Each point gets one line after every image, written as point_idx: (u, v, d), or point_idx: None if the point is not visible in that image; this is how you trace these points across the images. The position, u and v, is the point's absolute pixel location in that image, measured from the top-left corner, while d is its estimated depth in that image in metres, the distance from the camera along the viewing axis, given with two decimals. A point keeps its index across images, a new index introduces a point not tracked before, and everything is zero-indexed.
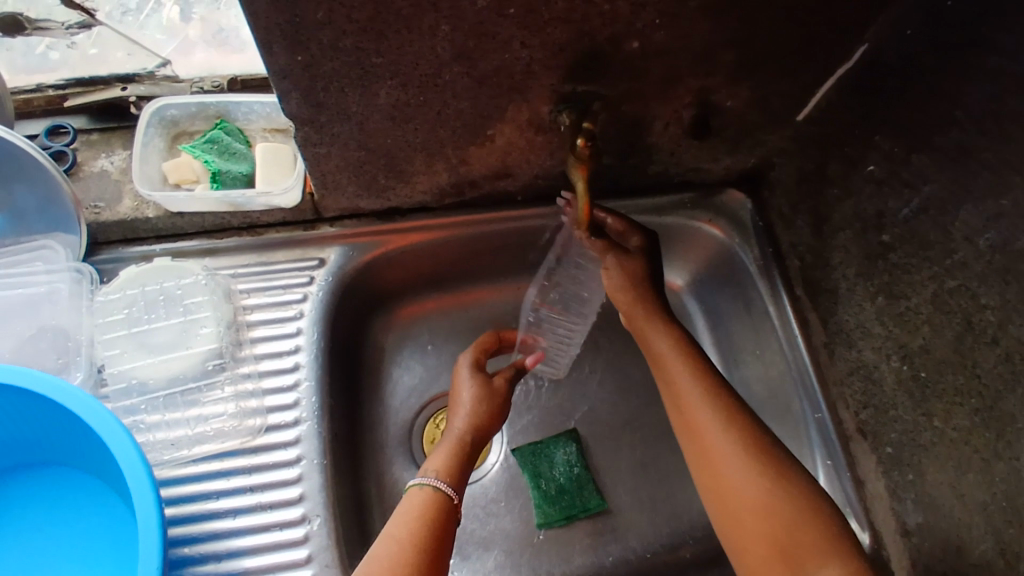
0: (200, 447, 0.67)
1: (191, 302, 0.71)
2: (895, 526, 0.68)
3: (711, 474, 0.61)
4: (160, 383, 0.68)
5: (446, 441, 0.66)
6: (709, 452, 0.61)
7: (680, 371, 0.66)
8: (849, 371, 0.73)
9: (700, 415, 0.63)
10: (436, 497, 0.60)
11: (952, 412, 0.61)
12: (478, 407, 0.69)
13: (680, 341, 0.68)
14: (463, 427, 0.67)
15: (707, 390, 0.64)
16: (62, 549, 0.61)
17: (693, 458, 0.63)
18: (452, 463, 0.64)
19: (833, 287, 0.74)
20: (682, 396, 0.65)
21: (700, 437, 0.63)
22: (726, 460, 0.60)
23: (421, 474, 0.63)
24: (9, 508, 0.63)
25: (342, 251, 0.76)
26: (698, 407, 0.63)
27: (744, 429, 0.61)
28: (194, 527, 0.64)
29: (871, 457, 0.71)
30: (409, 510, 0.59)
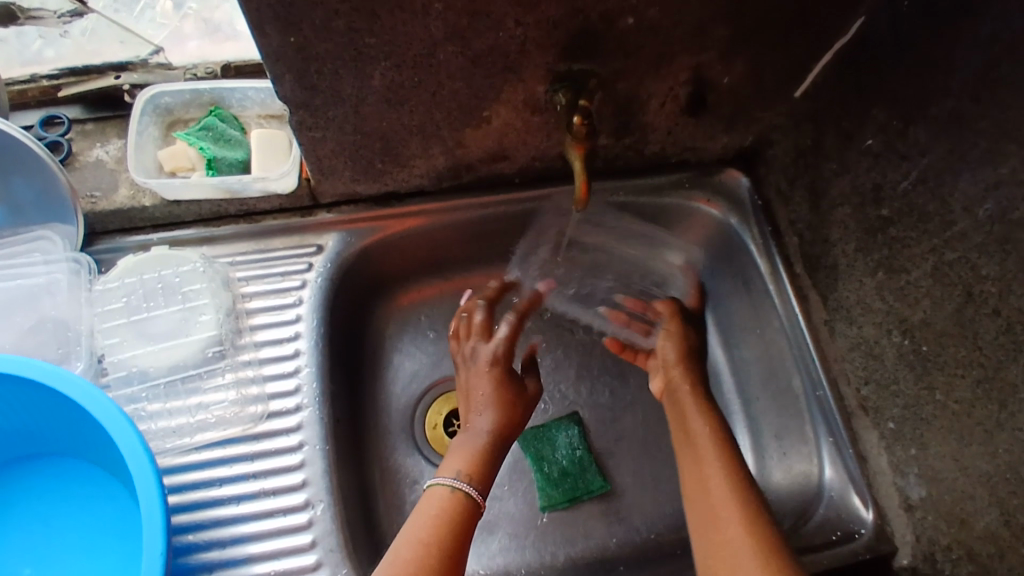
0: (202, 435, 0.67)
1: (190, 290, 0.70)
2: (899, 500, 0.68)
3: (720, 561, 0.55)
4: (160, 370, 0.68)
5: (471, 439, 0.65)
6: (721, 538, 0.56)
7: (709, 454, 0.63)
8: (849, 347, 0.73)
9: (722, 498, 0.59)
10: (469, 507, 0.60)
11: (954, 385, 0.61)
12: (507, 407, 0.68)
13: (716, 426, 0.65)
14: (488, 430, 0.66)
15: (732, 473, 0.61)
16: (67, 538, 0.61)
17: (700, 544, 0.57)
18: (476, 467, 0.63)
19: (832, 263, 0.73)
20: (706, 479, 0.61)
21: (716, 521, 0.57)
22: (739, 547, 0.54)
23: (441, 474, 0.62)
24: (14, 501, 0.63)
25: (339, 237, 0.76)
26: (720, 491, 0.59)
27: (762, 516, 0.56)
28: (199, 515, 0.65)
29: (874, 432, 0.71)
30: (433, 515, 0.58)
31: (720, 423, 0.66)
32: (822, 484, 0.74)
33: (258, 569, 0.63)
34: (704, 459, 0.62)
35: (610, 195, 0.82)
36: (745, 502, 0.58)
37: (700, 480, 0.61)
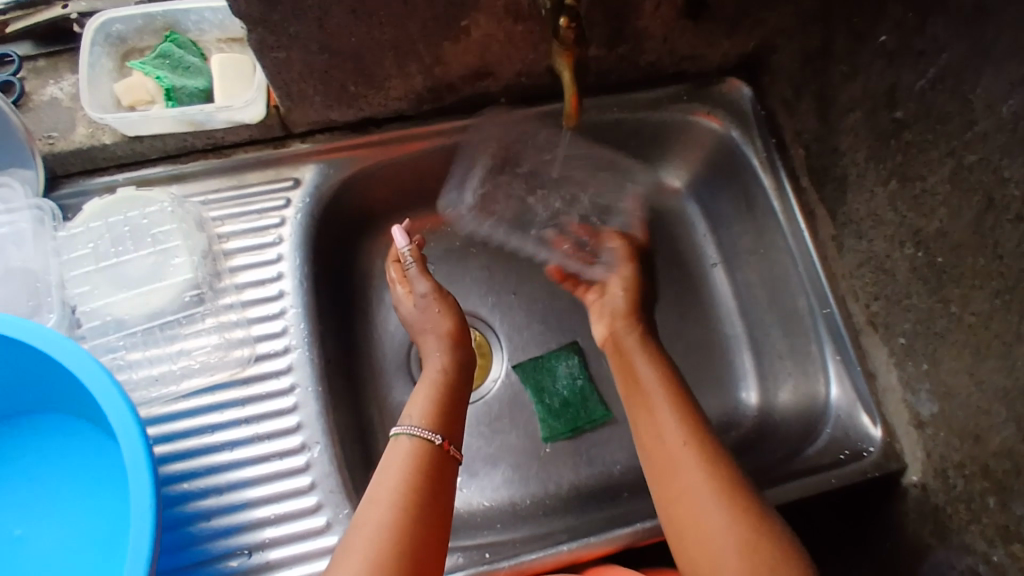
0: (188, 382, 0.65)
1: (160, 232, 0.67)
2: (909, 417, 0.67)
3: (681, 509, 0.55)
4: (137, 317, 0.65)
5: (427, 375, 0.65)
6: (683, 485, 0.56)
7: (659, 404, 0.62)
8: (859, 262, 0.69)
9: (676, 446, 0.58)
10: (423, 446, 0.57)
11: (971, 296, 0.57)
12: (443, 336, 0.68)
13: (665, 373, 0.64)
14: (436, 362, 0.66)
15: (687, 423, 0.59)
16: (60, 492, 0.60)
17: (659, 493, 0.57)
18: (430, 405, 0.61)
19: (841, 175, 0.69)
20: (660, 429, 0.60)
21: (673, 470, 0.57)
22: (699, 492, 0.54)
23: (402, 423, 0.60)
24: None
25: (317, 169, 0.71)
26: (674, 440, 0.58)
27: (720, 456, 0.57)
28: (192, 463, 0.63)
29: (883, 349, 0.68)
30: (392, 474, 0.55)
31: (669, 369, 0.65)
32: (829, 404, 0.72)
33: (259, 513, 0.62)
34: (654, 408, 0.61)
35: (603, 112, 0.76)
36: (700, 446, 0.57)
37: (653, 429, 0.60)
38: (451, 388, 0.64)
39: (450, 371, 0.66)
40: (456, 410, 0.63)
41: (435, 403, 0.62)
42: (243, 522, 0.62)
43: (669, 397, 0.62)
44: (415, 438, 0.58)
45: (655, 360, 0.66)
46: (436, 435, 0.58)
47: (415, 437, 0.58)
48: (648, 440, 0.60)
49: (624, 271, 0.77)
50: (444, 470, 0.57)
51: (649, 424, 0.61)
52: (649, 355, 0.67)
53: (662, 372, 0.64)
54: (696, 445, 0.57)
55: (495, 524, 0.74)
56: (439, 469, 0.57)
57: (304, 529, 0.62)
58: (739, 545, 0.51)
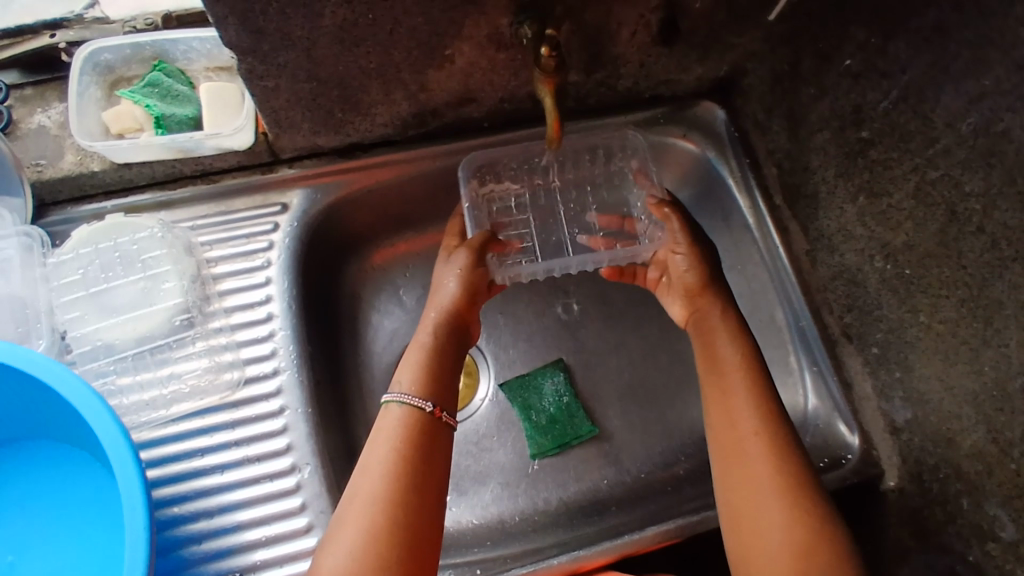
0: (178, 406, 0.65)
1: (150, 257, 0.67)
2: (885, 424, 0.69)
3: (743, 498, 0.58)
4: (127, 342, 0.65)
5: (420, 337, 0.63)
6: (745, 473, 0.59)
7: (734, 388, 0.63)
8: (832, 276, 0.72)
9: (746, 434, 0.60)
10: (410, 416, 0.57)
11: (938, 305, 0.60)
12: (446, 298, 0.66)
13: (746, 356, 0.64)
14: (429, 324, 0.64)
15: (762, 409, 0.61)
16: (49, 520, 0.59)
17: (723, 475, 0.60)
18: (419, 371, 0.60)
19: (812, 191, 0.72)
20: (733, 414, 0.62)
21: (742, 457, 0.59)
22: (762, 486, 0.57)
23: (393, 386, 0.59)
24: None
25: (303, 193, 0.73)
26: (746, 426, 0.60)
27: (790, 453, 0.59)
28: (183, 487, 0.63)
29: (858, 359, 0.71)
30: (381, 446, 0.55)
31: (751, 352, 0.65)
32: (808, 412, 0.75)
33: (249, 535, 0.62)
34: (732, 391, 0.63)
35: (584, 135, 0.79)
36: (771, 439, 0.59)
37: (727, 413, 0.62)
38: (443, 356, 0.62)
39: (442, 334, 0.63)
40: (448, 382, 0.61)
41: (425, 366, 0.60)
42: (234, 544, 0.62)
43: (749, 381, 0.63)
44: (405, 406, 0.57)
45: (738, 340, 0.66)
46: (426, 402, 0.57)
47: (404, 404, 0.57)
48: (721, 424, 0.62)
49: (678, 246, 0.70)
50: (435, 435, 0.57)
51: (723, 408, 0.63)
52: (732, 333, 0.66)
53: (744, 354, 0.65)
54: (769, 437, 0.59)
55: (486, 541, 0.75)
56: (429, 439, 0.57)
57: (295, 550, 0.62)
58: (790, 544, 0.54)
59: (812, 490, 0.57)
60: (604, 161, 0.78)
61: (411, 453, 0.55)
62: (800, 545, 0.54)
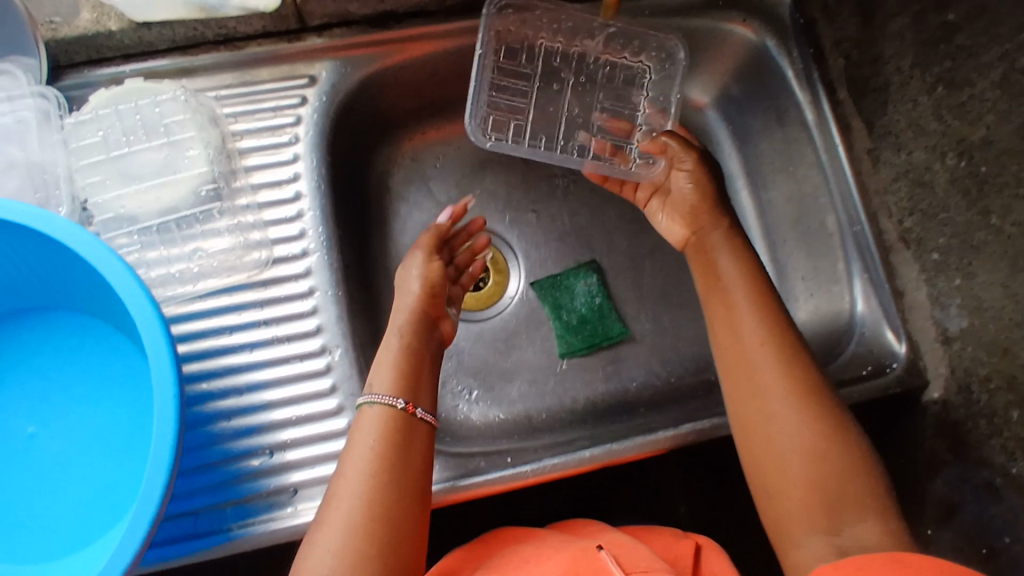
0: (204, 282, 0.63)
1: (172, 122, 0.64)
2: (935, 333, 0.66)
3: (755, 413, 0.54)
4: (151, 211, 0.63)
5: (387, 340, 0.59)
6: (755, 385, 0.55)
7: (738, 299, 0.59)
8: (895, 177, 0.67)
9: (753, 345, 0.56)
10: (384, 418, 0.54)
11: (1013, 206, 0.56)
12: (413, 297, 0.62)
13: (749, 271, 0.61)
14: (398, 325, 0.60)
15: (771, 321, 0.57)
16: (79, 390, 0.59)
17: (731, 393, 0.57)
18: (391, 375, 0.56)
19: (882, 84, 0.66)
20: (739, 327, 0.58)
21: (749, 368, 0.56)
22: (773, 392, 0.54)
23: (367, 394, 0.56)
24: (17, 354, 0.59)
25: (332, 66, 0.68)
26: (752, 336, 0.57)
27: (799, 354, 0.55)
28: (211, 364, 0.62)
29: (914, 266, 0.67)
30: (362, 448, 0.52)
31: (752, 266, 0.61)
32: (855, 318, 0.72)
33: (278, 414, 0.62)
34: (734, 306, 0.59)
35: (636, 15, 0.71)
36: (780, 348, 0.56)
37: (729, 325, 0.58)
38: (415, 359, 0.58)
39: (411, 335, 0.59)
40: (426, 379, 0.58)
41: (396, 369, 0.57)
42: (262, 423, 0.61)
43: (754, 294, 0.59)
44: (378, 406, 0.54)
45: (739, 253, 0.62)
46: (397, 399, 0.54)
47: (378, 405, 0.54)
48: (724, 338, 0.58)
49: (684, 164, 0.67)
50: (413, 427, 0.54)
51: (727, 321, 0.59)
52: (734, 247, 0.63)
53: (747, 268, 0.61)
54: (780, 344, 0.56)
55: (512, 435, 0.75)
56: (407, 431, 0.54)
57: (325, 430, 0.62)
58: (812, 465, 0.50)
59: (828, 399, 0.54)
60: (637, 53, 0.72)
61: (386, 448, 0.52)
62: (830, 471, 0.50)
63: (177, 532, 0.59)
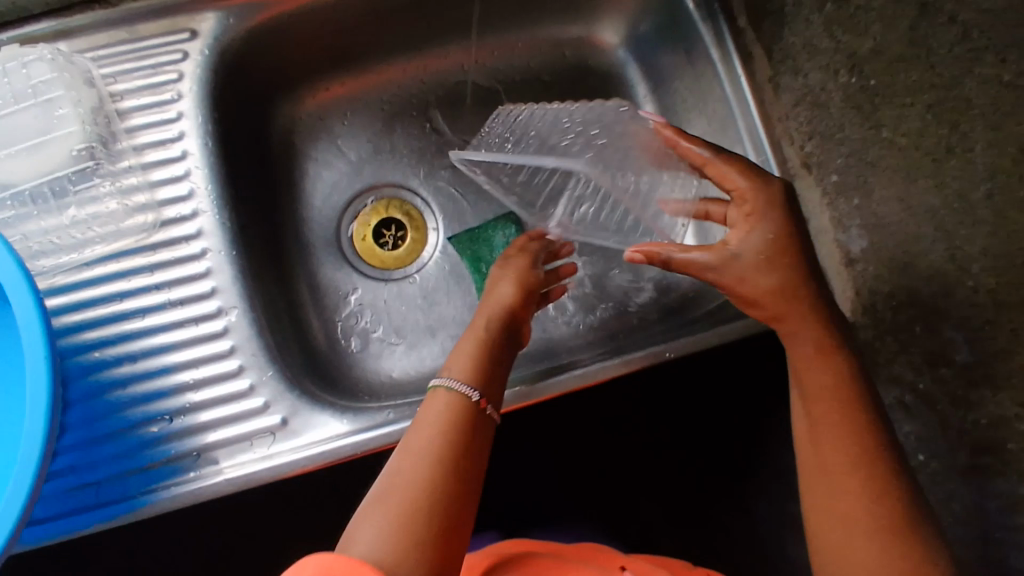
0: (90, 250, 0.61)
1: (40, 83, 0.59)
2: (841, 256, 0.66)
3: (835, 537, 0.49)
4: (24, 176, 0.58)
5: (467, 339, 0.60)
6: (837, 507, 0.49)
7: (827, 414, 0.51)
8: (795, 101, 0.66)
9: (835, 465, 0.50)
10: (454, 399, 0.53)
11: (903, 116, 0.55)
12: (504, 296, 0.64)
13: (836, 380, 0.52)
14: (484, 319, 0.62)
15: (864, 444, 0.50)
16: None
17: (812, 506, 0.52)
18: (470, 363, 0.57)
19: (777, 7, 0.65)
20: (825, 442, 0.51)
21: (832, 491, 0.50)
22: (855, 524, 0.48)
23: (441, 375, 0.56)
24: None
25: (216, 19, 0.65)
26: (835, 458, 0.50)
27: (890, 481, 0.49)
28: (104, 331, 0.60)
29: (817, 191, 0.67)
30: (428, 429, 0.51)
31: (846, 377, 0.52)
32: None
33: (182, 377, 0.60)
34: (816, 420, 0.52)
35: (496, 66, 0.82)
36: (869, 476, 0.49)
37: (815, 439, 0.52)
38: (494, 362, 0.59)
39: (495, 333, 0.61)
40: (498, 389, 0.58)
41: (475, 360, 0.58)
42: (162, 389, 0.60)
43: (843, 410, 0.51)
44: (453, 392, 0.54)
45: (832, 358, 0.53)
46: (473, 391, 0.54)
47: (452, 390, 0.54)
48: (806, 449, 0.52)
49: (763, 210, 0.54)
50: (481, 428, 0.52)
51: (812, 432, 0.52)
52: (824, 350, 0.53)
53: (835, 387, 0.52)
54: (860, 473, 0.49)
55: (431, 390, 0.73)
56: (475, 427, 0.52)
57: (229, 392, 0.61)
58: None
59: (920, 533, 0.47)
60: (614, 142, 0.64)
61: (454, 436, 0.50)
62: None
63: (76, 506, 0.57)
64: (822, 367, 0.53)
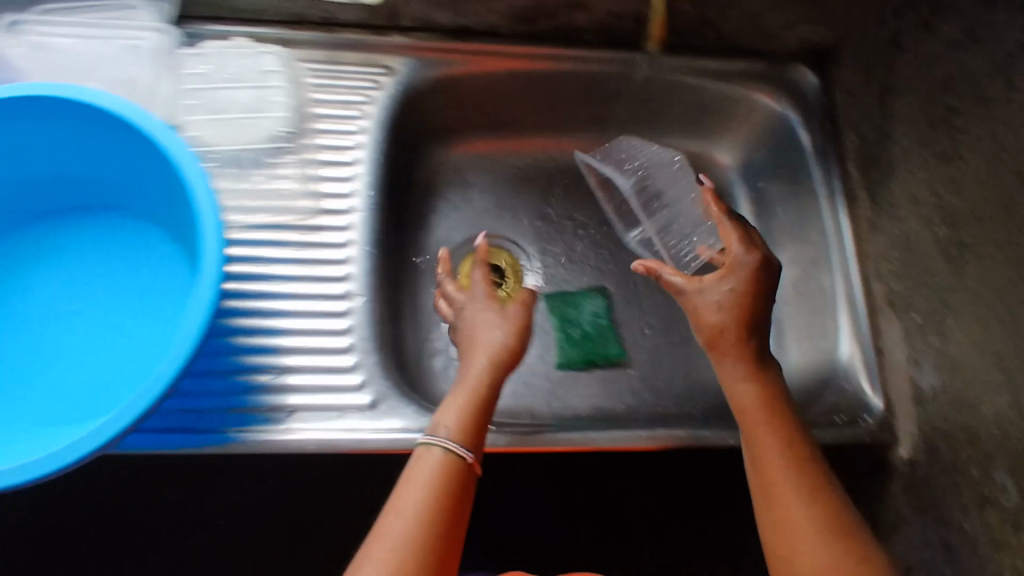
0: (258, 215, 0.70)
1: (265, 71, 0.73)
2: (910, 392, 0.70)
3: None
4: (225, 139, 0.70)
5: (463, 390, 0.60)
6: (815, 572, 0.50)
7: (782, 476, 0.55)
8: (889, 243, 0.73)
9: (805, 528, 0.52)
10: (448, 461, 0.55)
11: (988, 269, 0.61)
12: (498, 342, 0.62)
13: (791, 441, 0.57)
14: (480, 369, 0.61)
15: (821, 503, 0.53)
16: (110, 288, 0.66)
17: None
18: (466, 419, 0.58)
19: (888, 160, 0.73)
20: (787, 510, 0.53)
21: (805, 553, 0.51)
22: None
23: (434, 429, 0.57)
24: (93, 249, 0.67)
25: (410, 62, 0.78)
26: (803, 521, 0.52)
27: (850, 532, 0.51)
28: (246, 285, 0.68)
29: (897, 328, 0.72)
30: (417, 489, 0.53)
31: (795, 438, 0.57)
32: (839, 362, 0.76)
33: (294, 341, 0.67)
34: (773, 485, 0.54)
35: None
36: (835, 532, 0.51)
37: (776, 508, 0.53)
38: (485, 414, 0.60)
39: (494, 386, 0.61)
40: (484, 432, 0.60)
41: (469, 414, 0.58)
42: (278, 345, 0.67)
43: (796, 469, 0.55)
44: (447, 452, 0.56)
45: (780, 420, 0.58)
46: (467, 452, 0.56)
47: (447, 450, 0.56)
48: (770, 527, 0.53)
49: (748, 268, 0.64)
50: (468, 492, 0.55)
51: (772, 504, 0.54)
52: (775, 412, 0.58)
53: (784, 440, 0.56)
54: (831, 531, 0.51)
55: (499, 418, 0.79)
56: (463, 487, 0.55)
57: (332, 365, 0.67)
58: None
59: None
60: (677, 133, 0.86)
61: (443, 497, 0.53)
62: None
63: (179, 425, 0.63)
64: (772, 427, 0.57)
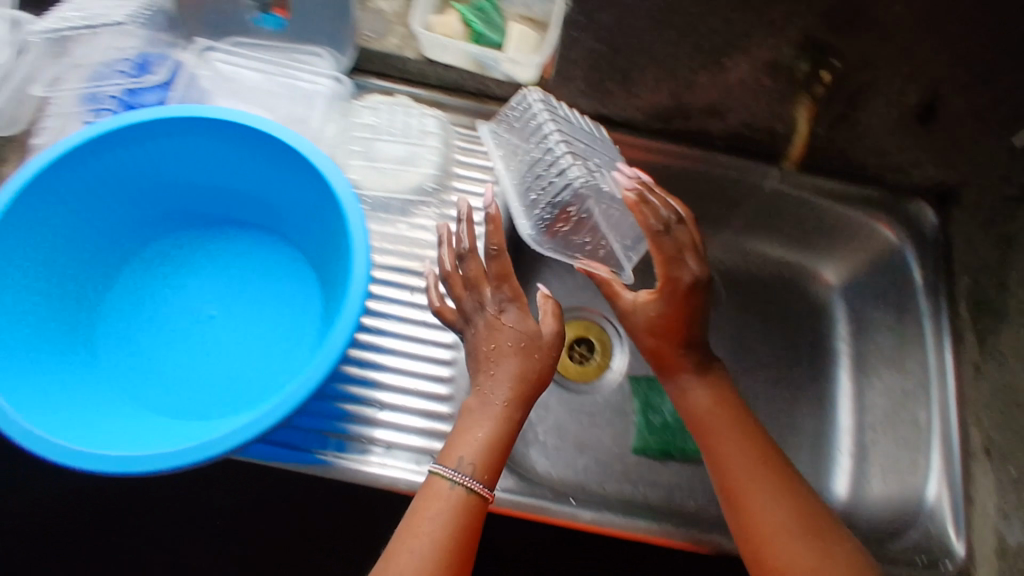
0: (385, 257, 0.76)
1: (421, 129, 0.79)
2: (995, 546, 0.70)
3: None
4: (373, 186, 0.77)
5: (486, 419, 0.60)
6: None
7: (758, 492, 0.63)
8: (994, 389, 0.75)
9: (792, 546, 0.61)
10: (466, 496, 0.58)
11: None
12: (529, 367, 0.60)
13: (751, 453, 0.66)
14: (505, 396, 0.60)
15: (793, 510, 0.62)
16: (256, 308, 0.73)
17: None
18: (488, 452, 0.59)
19: (1000, 308, 0.76)
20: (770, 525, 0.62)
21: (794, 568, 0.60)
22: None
23: (453, 462, 0.58)
24: (248, 270, 0.75)
25: None
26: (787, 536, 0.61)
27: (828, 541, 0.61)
28: (367, 319, 0.74)
29: (990, 477, 0.73)
30: (432, 518, 0.57)
31: (759, 450, 0.66)
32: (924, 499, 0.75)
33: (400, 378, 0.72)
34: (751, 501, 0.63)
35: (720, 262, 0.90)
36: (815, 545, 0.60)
37: (762, 527, 0.62)
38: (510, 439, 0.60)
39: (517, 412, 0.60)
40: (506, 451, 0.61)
41: (489, 446, 0.59)
42: (384, 380, 0.71)
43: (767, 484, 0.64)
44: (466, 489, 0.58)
45: (739, 440, 0.66)
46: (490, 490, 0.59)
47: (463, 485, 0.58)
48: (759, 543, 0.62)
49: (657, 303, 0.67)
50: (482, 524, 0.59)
51: (757, 525, 0.62)
52: (735, 436, 0.67)
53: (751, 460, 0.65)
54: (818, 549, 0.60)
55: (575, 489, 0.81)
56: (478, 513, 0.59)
57: (430, 409, 0.71)
58: None
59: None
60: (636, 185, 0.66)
61: (459, 517, 0.57)
62: None
63: (291, 441, 0.67)
64: (736, 445, 0.66)
